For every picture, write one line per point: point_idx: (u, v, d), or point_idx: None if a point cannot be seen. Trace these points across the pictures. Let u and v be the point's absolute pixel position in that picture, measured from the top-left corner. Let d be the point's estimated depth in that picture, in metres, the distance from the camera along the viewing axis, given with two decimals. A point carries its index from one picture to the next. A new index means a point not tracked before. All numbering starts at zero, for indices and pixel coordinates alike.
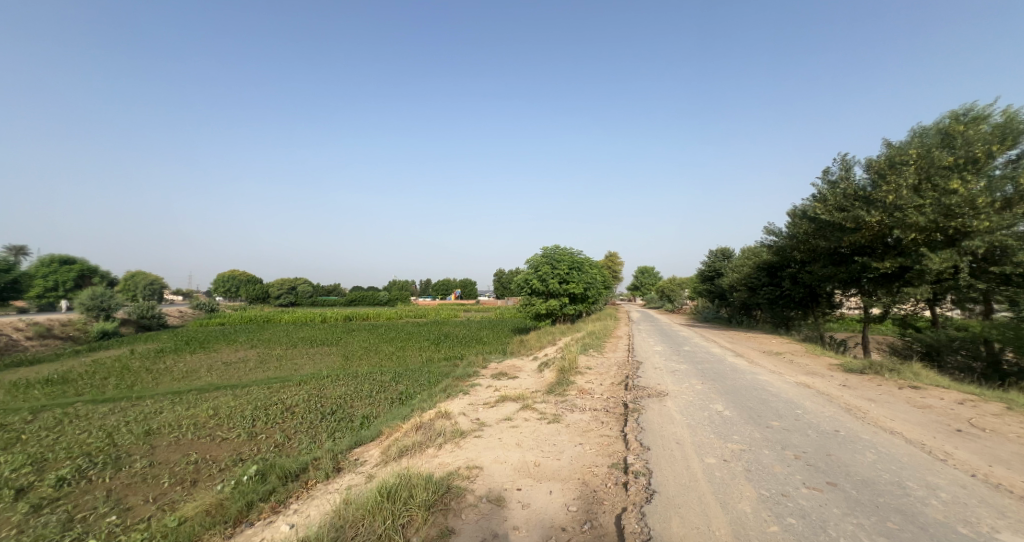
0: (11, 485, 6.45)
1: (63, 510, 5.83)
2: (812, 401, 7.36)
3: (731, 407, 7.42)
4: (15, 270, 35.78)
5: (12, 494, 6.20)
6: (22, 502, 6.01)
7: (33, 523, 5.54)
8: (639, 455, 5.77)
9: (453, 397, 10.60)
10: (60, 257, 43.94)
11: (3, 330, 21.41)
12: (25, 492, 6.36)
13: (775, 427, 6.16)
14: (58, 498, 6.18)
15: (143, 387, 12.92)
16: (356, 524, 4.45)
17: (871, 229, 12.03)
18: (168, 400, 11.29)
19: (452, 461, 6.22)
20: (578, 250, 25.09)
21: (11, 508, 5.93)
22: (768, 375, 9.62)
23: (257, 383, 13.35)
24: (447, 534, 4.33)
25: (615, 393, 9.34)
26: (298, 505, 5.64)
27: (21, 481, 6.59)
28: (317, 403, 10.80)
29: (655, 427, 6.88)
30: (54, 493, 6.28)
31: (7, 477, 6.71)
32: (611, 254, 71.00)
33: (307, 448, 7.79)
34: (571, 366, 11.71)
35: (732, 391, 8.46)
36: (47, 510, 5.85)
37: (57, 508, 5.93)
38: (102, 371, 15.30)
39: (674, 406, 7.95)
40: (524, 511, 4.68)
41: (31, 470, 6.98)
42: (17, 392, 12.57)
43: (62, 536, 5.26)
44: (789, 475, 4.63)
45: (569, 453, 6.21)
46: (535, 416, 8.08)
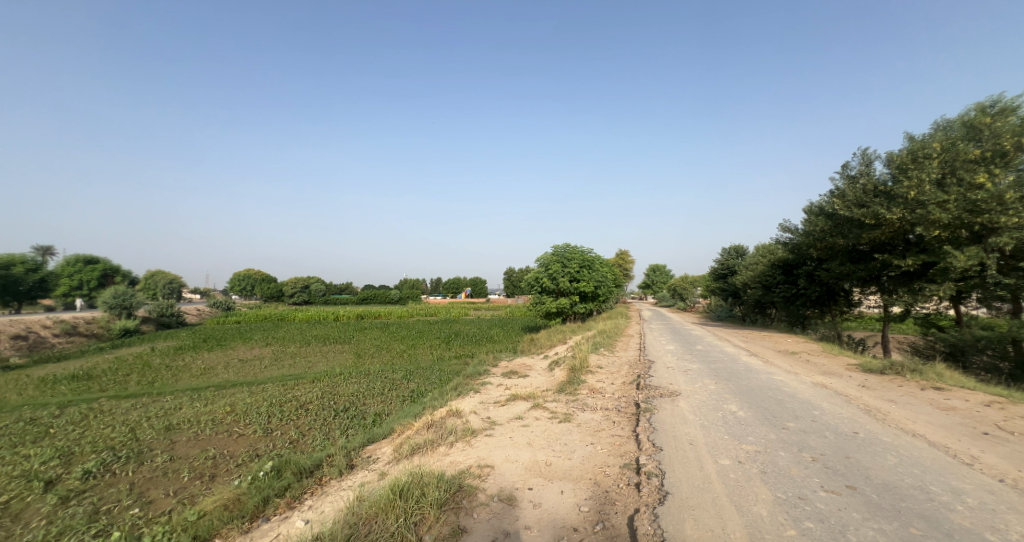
0: (40, 477, 6.62)
1: (89, 503, 5.97)
2: (830, 401, 7.21)
3: (746, 407, 7.31)
4: (44, 270, 36.94)
5: (41, 486, 6.36)
6: (50, 494, 6.16)
7: (61, 514, 5.69)
8: (650, 455, 5.73)
9: (463, 395, 10.61)
10: (85, 257, 44.96)
11: (31, 327, 22.07)
12: (53, 484, 6.53)
13: (791, 428, 6.04)
14: (85, 490, 6.33)
15: (164, 384, 13.20)
16: (369, 522, 4.49)
17: (891, 225, 11.73)
18: (187, 397, 11.46)
19: (464, 459, 6.22)
20: (589, 249, 25.01)
21: (40, 499, 6.09)
22: (785, 375, 9.45)
23: (272, 380, 13.54)
24: (460, 533, 4.33)
25: (627, 393, 9.28)
26: (313, 502, 5.70)
27: (49, 473, 6.78)
28: (331, 400, 10.94)
29: (667, 427, 6.82)
30: (81, 485, 6.44)
31: (36, 469, 6.90)
32: (623, 251, 70.55)
33: (321, 445, 7.88)
34: (582, 365, 11.64)
35: (747, 391, 8.32)
36: (74, 502, 6.00)
37: (83, 500, 6.07)
38: (125, 368, 15.70)
39: (687, 406, 7.85)
40: (536, 511, 4.66)
41: (59, 463, 7.17)
42: (45, 387, 12.95)
43: (88, 527, 5.38)
44: (807, 477, 4.54)
45: (581, 452, 6.17)
46: (546, 415, 8.03)
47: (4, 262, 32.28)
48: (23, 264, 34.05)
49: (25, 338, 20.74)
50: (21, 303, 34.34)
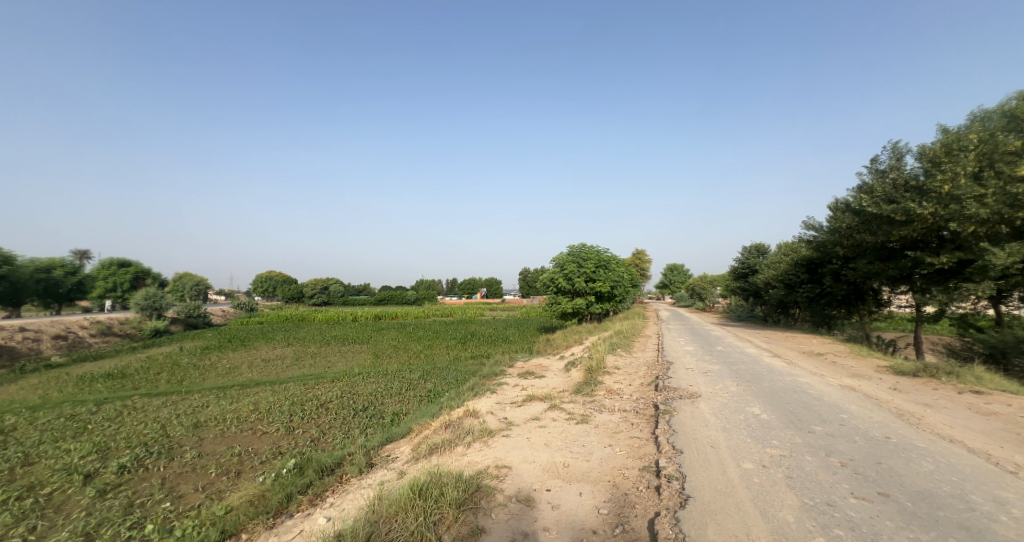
0: (80, 470, 6.87)
1: (125, 496, 6.16)
2: (859, 405, 6.97)
3: (770, 410, 7.11)
4: (81, 272, 38.49)
5: (80, 479, 6.60)
6: (89, 487, 6.39)
7: (99, 506, 5.88)
8: (671, 458, 5.62)
9: (480, 395, 10.63)
10: (118, 261, 46.61)
11: (71, 327, 22.99)
12: (92, 478, 6.76)
13: (818, 432, 5.86)
14: (120, 484, 6.54)
15: (191, 382, 13.60)
16: (390, 521, 4.52)
17: (923, 222, 11.31)
18: (213, 395, 11.77)
19: (481, 460, 6.22)
20: (605, 249, 24.82)
21: (80, 491, 6.32)
22: (810, 377, 9.18)
23: (293, 380, 13.79)
24: (478, 533, 4.33)
25: (645, 394, 9.15)
26: (334, 499, 5.77)
27: (88, 467, 7.03)
28: (350, 400, 11.08)
29: (688, 429, 6.69)
30: (117, 479, 6.65)
31: (76, 462, 7.17)
32: (639, 251, 69.69)
33: (341, 443, 7.98)
34: (599, 366, 11.53)
35: (771, 393, 8.12)
36: (111, 495, 6.20)
37: (119, 493, 6.26)
38: (155, 366, 16.25)
39: (708, 408, 7.70)
40: (554, 512, 4.62)
41: (96, 457, 7.43)
42: (83, 384, 13.50)
43: (123, 519, 5.55)
44: (836, 483, 4.39)
45: (598, 454, 6.11)
46: (563, 416, 7.98)
47: (45, 266, 33.79)
48: (62, 268, 35.62)
49: (65, 338, 21.62)
50: (61, 304, 35.93)
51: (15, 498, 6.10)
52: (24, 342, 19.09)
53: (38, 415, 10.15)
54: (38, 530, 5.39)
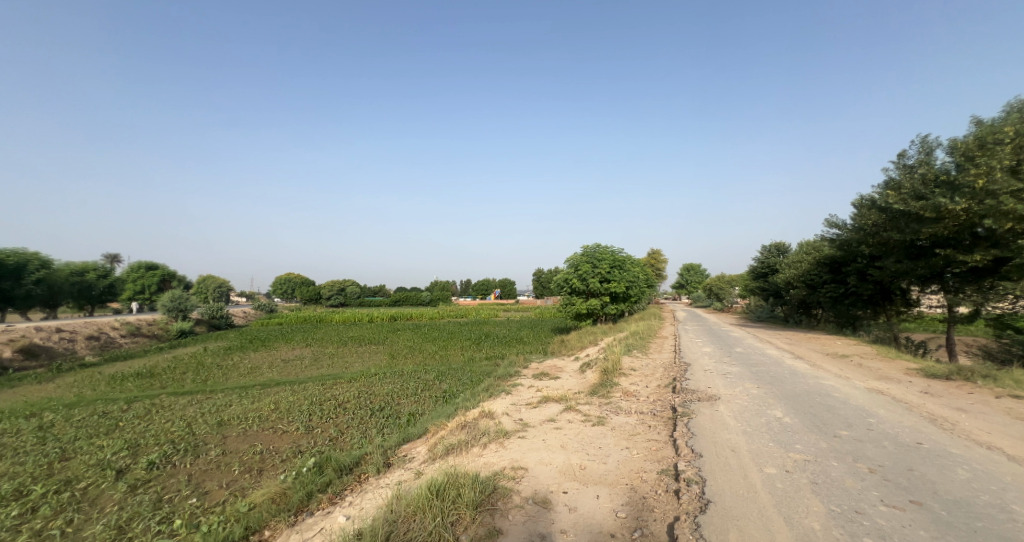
0: (112, 466, 7.11)
1: (154, 491, 6.33)
2: (888, 409, 6.76)
3: (793, 413, 6.95)
4: (112, 275, 39.83)
5: (112, 474, 6.82)
6: (121, 482, 6.60)
7: (130, 501, 6.06)
8: (690, 461, 5.54)
9: (495, 396, 10.64)
10: (146, 264, 48.06)
11: (103, 327, 23.82)
12: (123, 473, 6.98)
13: (844, 437, 5.70)
14: (150, 479, 6.73)
15: (215, 382, 13.94)
16: (408, 520, 4.55)
17: (956, 218, 10.91)
18: (236, 394, 12.04)
19: (497, 461, 6.23)
20: (620, 249, 24.62)
21: (112, 486, 6.53)
22: (835, 380, 8.94)
23: (312, 380, 14.01)
24: (495, 534, 4.33)
25: (662, 396, 9.03)
26: (353, 498, 5.84)
27: (120, 463, 7.26)
28: (367, 400, 11.20)
29: (707, 432, 6.57)
30: (146, 475, 6.85)
31: (108, 458, 7.41)
32: (655, 251, 68.80)
33: (358, 443, 8.08)
34: (614, 367, 11.42)
35: (794, 396, 7.93)
36: (141, 490, 6.38)
37: (149, 488, 6.45)
38: (181, 366, 16.72)
39: (728, 411, 7.57)
40: (572, 515, 4.60)
41: (127, 453, 7.68)
42: (114, 383, 13.95)
43: (153, 514, 5.72)
44: (864, 490, 4.27)
45: (615, 457, 6.05)
46: (579, 418, 7.93)
47: (79, 269, 35.13)
48: (94, 271, 37.00)
49: (98, 338, 22.41)
50: (94, 306, 37.34)
51: (53, 491, 6.33)
52: (60, 342, 19.84)
53: (73, 412, 10.53)
54: (74, 523, 5.58)
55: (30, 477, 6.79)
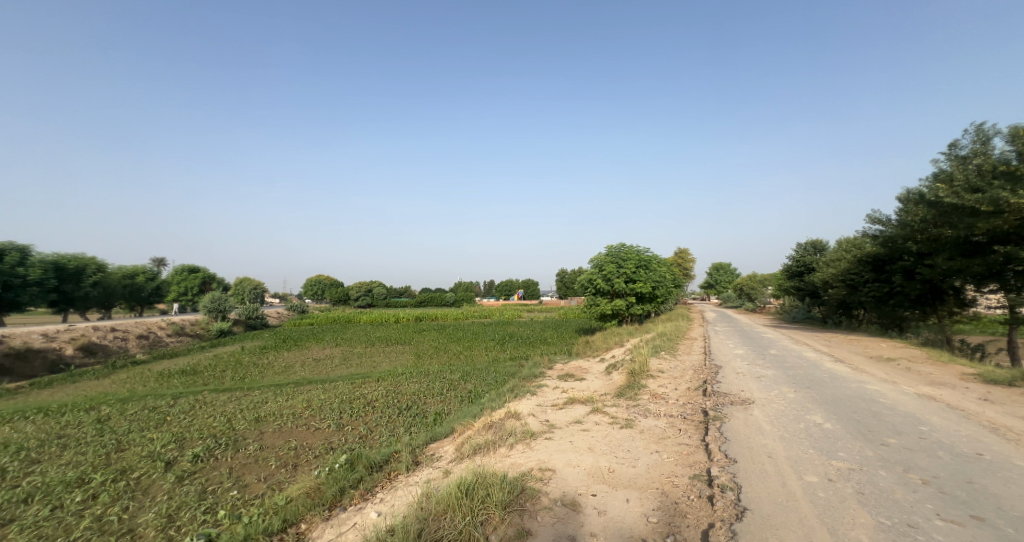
0: (161, 458, 7.48)
1: (199, 483, 6.62)
2: (941, 417, 6.39)
3: (835, 419, 6.66)
4: (159, 277, 42.01)
5: (161, 466, 7.18)
6: (170, 473, 6.94)
7: (178, 491, 6.36)
8: (724, 467, 5.39)
9: (520, 397, 10.65)
10: (190, 267, 50.57)
11: (151, 327, 25.09)
12: (171, 464, 7.33)
13: (892, 445, 5.43)
14: (195, 471, 7.06)
15: (252, 379, 14.48)
16: (438, 519, 4.60)
17: (1016, 211, 10.20)
18: (271, 392, 12.45)
19: (525, 461, 6.22)
20: (646, 249, 24.22)
21: (162, 476, 6.88)
22: (880, 385, 8.51)
23: (342, 378, 14.38)
24: (525, 535, 4.34)
25: (692, 399, 8.82)
26: (384, 495, 5.95)
27: (168, 455, 7.63)
28: (395, 399, 11.41)
29: (742, 437, 6.38)
30: (192, 467, 7.18)
31: (158, 450, 7.80)
32: (682, 250, 67.21)
33: (387, 441, 8.23)
34: (642, 369, 11.22)
35: (835, 401, 7.60)
36: (187, 481, 6.69)
37: (194, 480, 6.76)
38: (221, 364, 17.46)
39: (763, 415, 7.33)
40: (601, 518, 4.55)
41: (175, 446, 8.07)
42: (161, 379, 14.69)
43: (199, 504, 5.98)
44: (917, 502, 4.05)
45: (645, 460, 5.95)
46: (606, 420, 7.84)
47: (129, 272, 37.24)
48: (142, 273, 39.16)
49: (147, 337, 23.65)
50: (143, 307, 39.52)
51: (109, 479, 6.71)
52: (115, 340, 21.01)
53: (125, 406, 11.16)
54: (129, 510, 5.90)
55: (90, 466, 7.23)
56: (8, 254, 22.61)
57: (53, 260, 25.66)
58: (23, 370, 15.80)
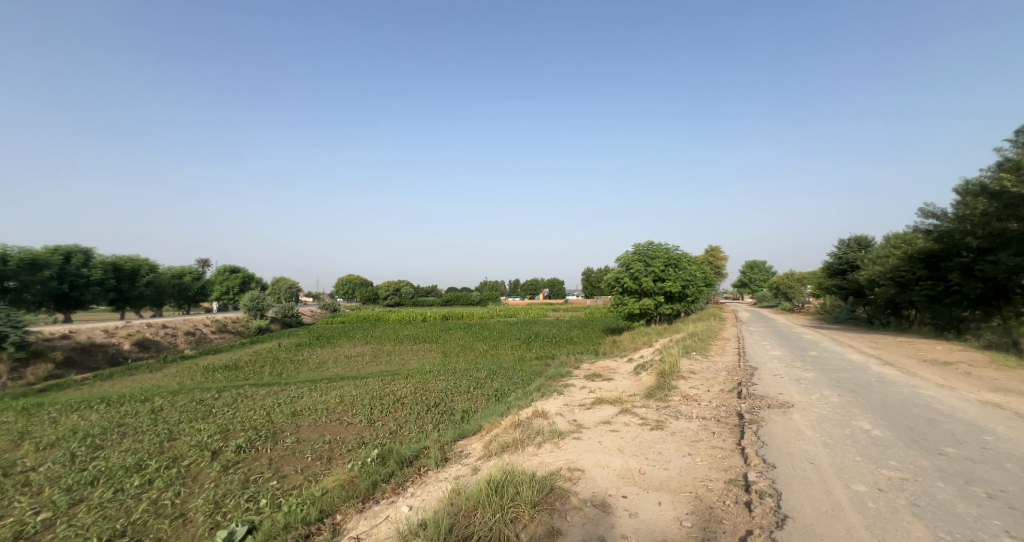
0: (208, 447, 7.85)
1: (241, 472, 6.89)
2: (1006, 425, 5.95)
3: (884, 426, 6.30)
4: (204, 277, 44.21)
5: (208, 455, 7.52)
6: (216, 462, 7.27)
7: (224, 479, 6.65)
8: (762, 472, 5.19)
9: (547, 396, 10.59)
10: (230, 267, 52.83)
11: (197, 324, 26.40)
12: (217, 454, 7.68)
13: (950, 455, 5.09)
14: (239, 461, 7.36)
15: (289, 375, 15.01)
16: (469, 514, 4.63)
17: None
18: (307, 387, 12.86)
19: (553, 461, 6.17)
20: (675, 246, 23.66)
21: (209, 465, 7.21)
22: (935, 390, 7.99)
23: (373, 375, 14.67)
24: (555, 535, 4.30)
25: (726, 402, 8.53)
26: (414, 489, 6.03)
27: (214, 445, 7.99)
28: (423, 396, 11.56)
29: (781, 442, 6.12)
30: (236, 456, 7.50)
31: (205, 440, 8.19)
32: (713, 248, 65.22)
33: (416, 437, 8.35)
34: (672, 370, 10.95)
35: (885, 407, 7.20)
36: (232, 470, 6.99)
37: (238, 469, 7.05)
38: (260, 360, 18.15)
39: (804, 419, 7.02)
40: (633, 520, 4.45)
41: (220, 437, 8.44)
42: (206, 374, 15.42)
43: (242, 492, 6.23)
44: (981, 518, 3.78)
45: (677, 463, 5.79)
46: (635, 421, 7.69)
47: (176, 272, 39.33)
48: (188, 273, 41.26)
49: (194, 333, 24.88)
50: (188, 306, 41.63)
51: (162, 466, 7.09)
52: (165, 336, 22.21)
53: (176, 398, 11.76)
54: (181, 495, 6.21)
55: (146, 453, 7.67)
56: (73, 256, 24.35)
57: (112, 261, 27.45)
58: (87, 362, 16.94)
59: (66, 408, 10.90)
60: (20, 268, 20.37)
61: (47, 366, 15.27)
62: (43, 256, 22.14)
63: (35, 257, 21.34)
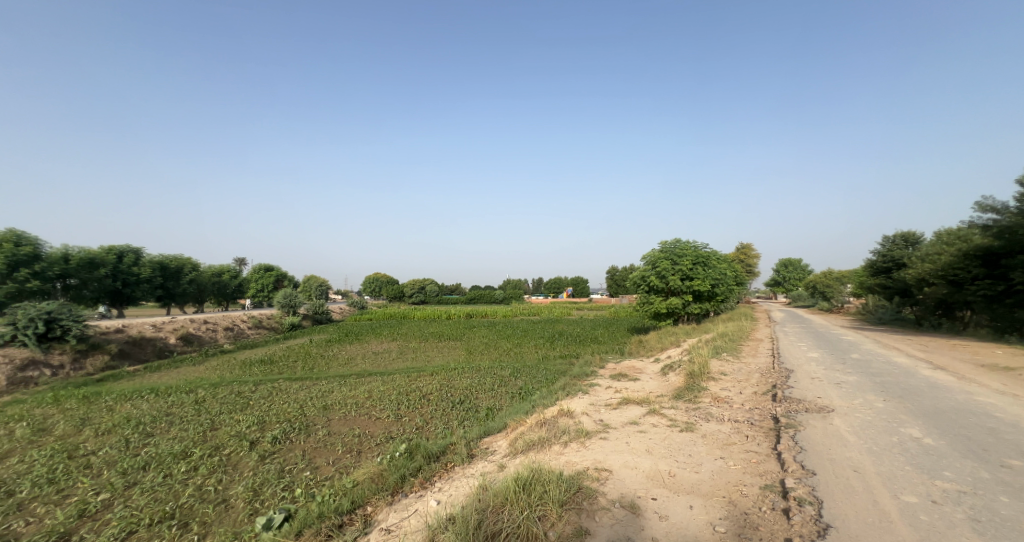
0: (247, 437, 8.13)
1: (277, 462, 7.12)
2: None
3: (937, 434, 5.92)
4: (241, 275, 46.03)
5: (247, 445, 7.80)
6: (254, 451, 7.54)
7: (262, 468, 6.88)
8: (800, 479, 4.96)
9: (572, 395, 10.49)
10: (264, 266, 54.72)
11: (236, 320, 27.49)
12: (255, 444, 7.96)
13: (1013, 468, 4.74)
14: (275, 451, 7.60)
15: (320, 370, 15.43)
16: (497, 511, 4.62)
17: None
18: (337, 382, 13.19)
19: (580, 460, 6.10)
20: (704, 244, 23.03)
21: (248, 454, 7.48)
22: (995, 398, 7.46)
23: (399, 371, 14.91)
24: (584, 535, 4.24)
25: (760, 405, 8.23)
26: (442, 484, 6.07)
27: (253, 435, 8.29)
28: (448, 392, 11.66)
29: (821, 449, 5.83)
30: (273, 447, 7.75)
31: (244, 431, 8.50)
32: (745, 246, 63.13)
33: (443, 433, 8.41)
34: (702, 370, 10.65)
35: (937, 414, 6.77)
36: (269, 460, 7.23)
37: (274, 459, 7.29)
38: (292, 355, 18.75)
39: (845, 425, 6.68)
40: (663, 524, 4.34)
41: (257, 428, 8.75)
42: (244, 367, 16.04)
43: (279, 481, 6.43)
44: None
45: (709, 466, 5.62)
46: (664, 422, 7.51)
47: (216, 271, 41.09)
48: (226, 271, 43.03)
49: (232, 328, 25.93)
50: (227, 303, 43.45)
51: (206, 454, 7.40)
52: (207, 331, 23.22)
53: (217, 390, 12.27)
54: (223, 482, 6.46)
55: (191, 441, 8.02)
56: (126, 255, 25.76)
57: (159, 260, 28.89)
58: (138, 355, 17.89)
59: (120, 397, 11.56)
60: (80, 266, 21.69)
61: (104, 357, 16.21)
62: (99, 255, 23.50)
63: (92, 256, 22.67)
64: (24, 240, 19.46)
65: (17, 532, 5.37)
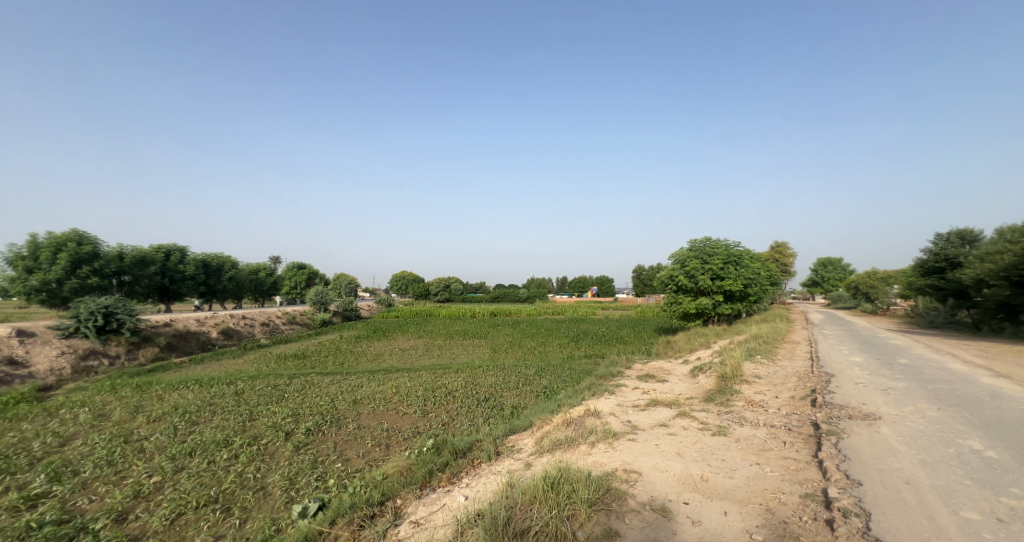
0: (283, 428, 8.40)
1: (311, 453, 7.31)
2: None
3: (999, 447, 5.50)
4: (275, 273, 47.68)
5: (283, 435, 8.05)
6: (290, 442, 7.77)
7: (297, 458, 7.09)
8: (845, 489, 4.70)
9: (597, 395, 10.35)
10: (298, 266, 56.73)
11: (271, 316, 28.51)
12: (290, 434, 8.20)
13: None
14: (309, 442, 7.82)
15: (349, 365, 15.79)
16: (525, 508, 4.57)
17: None
18: (366, 377, 13.46)
19: (608, 461, 5.98)
20: (736, 242, 22.25)
21: (283, 444, 7.72)
22: None
23: (425, 368, 15.07)
24: (614, 536, 4.15)
25: (798, 410, 7.86)
26: (469, 480, 6.08)
27: (289, 427, 8.54)
28: (473, 390, 11.70)
29: (867, 458, 5.51)
30: (307, 438, 7.98)
31: (280, 422, 8.78)
32: (781, 245, 60.60)
33: (469, 430, 8.44)
34: (734, 373, 10.29)
35: (997, 425, 6.30)
36: (303, 450, 7.43)
37: (308, 450, 7.49)
38: (323, 350, 19.24)
39: (894, 434, 6.30)
40: (697, 529, 4.19)
41: (292, 419, 9.01)
42: (278, 361, 16.59)
43: (313, 471, 6.60)
44: None
45: (744, 472, 5.41)
46: (695, 425, 7.28)
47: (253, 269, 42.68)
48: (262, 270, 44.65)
49: (268, 323, 26.92)
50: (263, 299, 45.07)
51: (245, 443, 7.68)
52: (245, 326, 24.16)
53: (254, 382, 12.73)
54: (261, 470, 6.68)
55: (232, 430, 8.35)
56: (173, 255, 27.12)
57: (202, 259, 30.23)
58: (184, 348, 18.80)
59: (168, 386, 12.16)
60: (133, 264, 22.94)
61: (154, 349, 17.13)
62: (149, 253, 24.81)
63: (144, 255, 23.98)
64: (86, 240, 20.77)
65: (81, 509, 5.70)
